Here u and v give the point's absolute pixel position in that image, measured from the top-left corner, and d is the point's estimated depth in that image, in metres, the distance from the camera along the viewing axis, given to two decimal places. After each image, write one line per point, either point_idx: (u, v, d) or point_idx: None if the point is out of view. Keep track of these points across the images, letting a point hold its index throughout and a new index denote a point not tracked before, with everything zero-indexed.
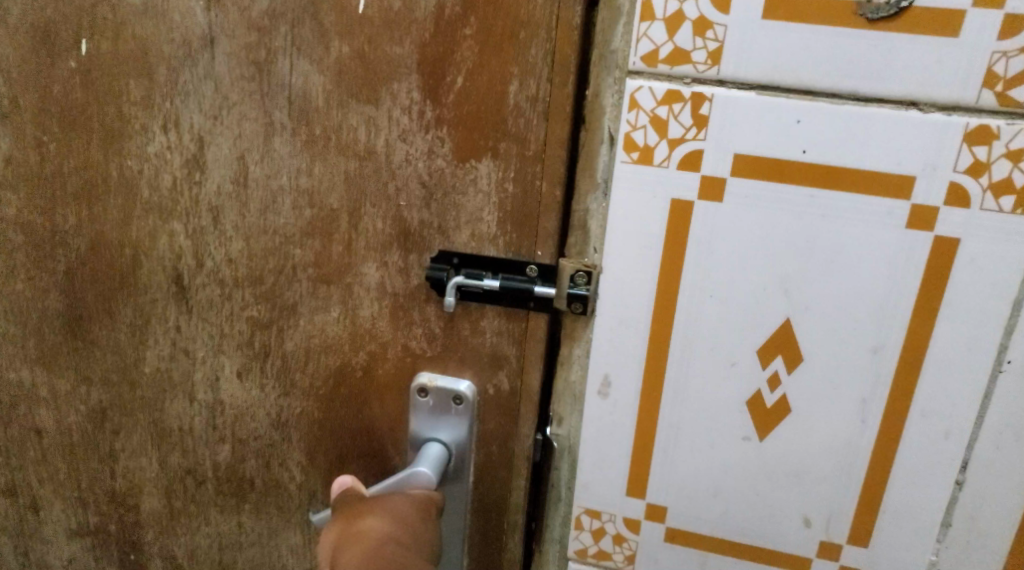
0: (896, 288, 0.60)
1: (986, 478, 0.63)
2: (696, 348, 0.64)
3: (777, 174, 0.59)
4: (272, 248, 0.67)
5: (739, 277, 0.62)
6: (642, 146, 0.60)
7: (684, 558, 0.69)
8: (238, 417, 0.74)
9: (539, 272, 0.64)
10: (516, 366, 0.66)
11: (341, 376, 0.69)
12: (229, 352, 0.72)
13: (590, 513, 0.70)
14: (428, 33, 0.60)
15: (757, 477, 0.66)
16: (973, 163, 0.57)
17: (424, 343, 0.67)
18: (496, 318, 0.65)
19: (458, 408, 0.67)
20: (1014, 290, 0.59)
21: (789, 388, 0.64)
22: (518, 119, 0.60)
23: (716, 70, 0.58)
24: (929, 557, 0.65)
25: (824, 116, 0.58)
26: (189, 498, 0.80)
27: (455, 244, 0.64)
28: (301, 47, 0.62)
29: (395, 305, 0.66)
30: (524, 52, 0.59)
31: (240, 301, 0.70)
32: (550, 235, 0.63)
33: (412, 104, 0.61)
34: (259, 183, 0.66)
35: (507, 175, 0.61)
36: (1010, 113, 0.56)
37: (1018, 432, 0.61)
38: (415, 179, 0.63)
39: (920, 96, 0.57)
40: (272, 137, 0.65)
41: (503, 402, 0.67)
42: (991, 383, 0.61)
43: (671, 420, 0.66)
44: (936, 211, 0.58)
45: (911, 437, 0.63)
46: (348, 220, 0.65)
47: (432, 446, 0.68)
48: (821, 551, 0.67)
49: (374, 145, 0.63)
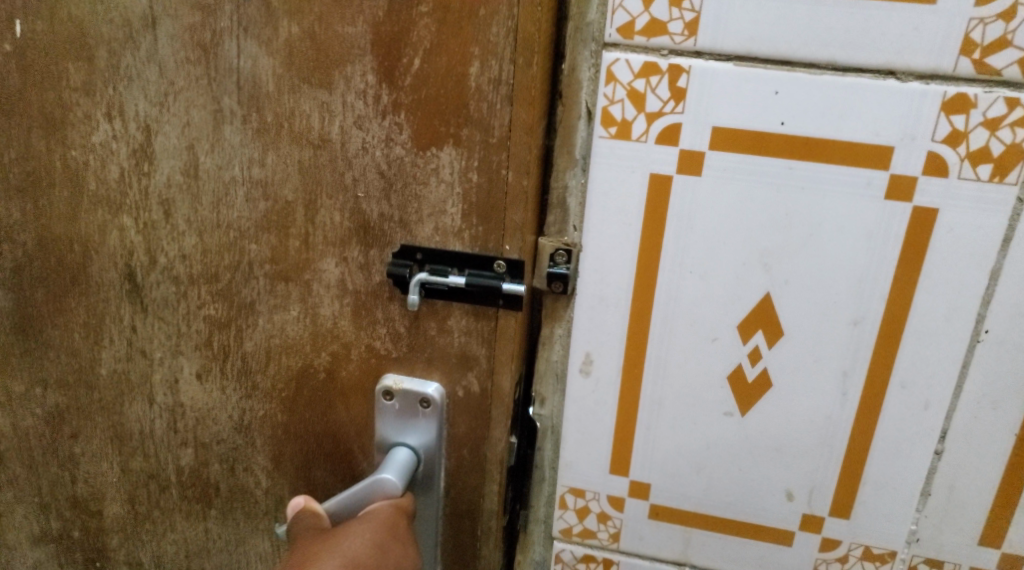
0: (876, 261, 0.59)
1: (965, 449, 0.62)
2: (676, 324, 0.63)
3: (756, 146, 0.58)
4: (226, 244, 0.63)
5: (720, 252, 0.61)
6: (620, 121, 0.59)
7: (669, 535, 0.69)
8: (200, 420, 0.71)
9: (507, 267, 0.59)
10: (486, 367, 0.61)
11: (303, 378, 0.65)
12: (188, 353, 0.68)
13: (574, 493, 0.69)
14: (381, 11, 0.54)
15: (740, 452, 0.65)
16: (951, 133, 0.56)
17: (388, 343, 0.62)
18: (463, 317, 0.60)
19: (425, 411, 0.63)
20: (991, 259, 0.58)
21: (770, 362, 0.63)
22: (480, 103, 0.55)
23: (693, 42, 0.57)
24: (910, 527, 0.65)
25: (802, 86, 0.57)
26: (153, 504, 0.76)
27: (419, 238, 0.59)
28: (248, 28, 0.57)
29: (357, 304, 0.62)
30: (485, 31, 0.54)
31: (196, 299, 0.66)
32: (518, 228, 0.58)
33: (368, 88, 0.56)
34: (210, 174, 0.62)
35: (470, 165, 0.56)
36: (987, 81, 0.55)
37: (996, 400, 0.61)
38: (372, 169, 0.58)
39: (898, 64, 0.55)
40: (221, 124, 0.60)
41: (474, 405, 0.63)
42: (969, 352, 0.60)
43: (652, 398, 0.65)
44: (914, 180, 0.57)
45: (892, 408, 0.62)
46: (304, 213, 0.60)
47: (398, 452, 0.63)
48: (804, 524, 0.66)
49: (329, 132, 0.58)
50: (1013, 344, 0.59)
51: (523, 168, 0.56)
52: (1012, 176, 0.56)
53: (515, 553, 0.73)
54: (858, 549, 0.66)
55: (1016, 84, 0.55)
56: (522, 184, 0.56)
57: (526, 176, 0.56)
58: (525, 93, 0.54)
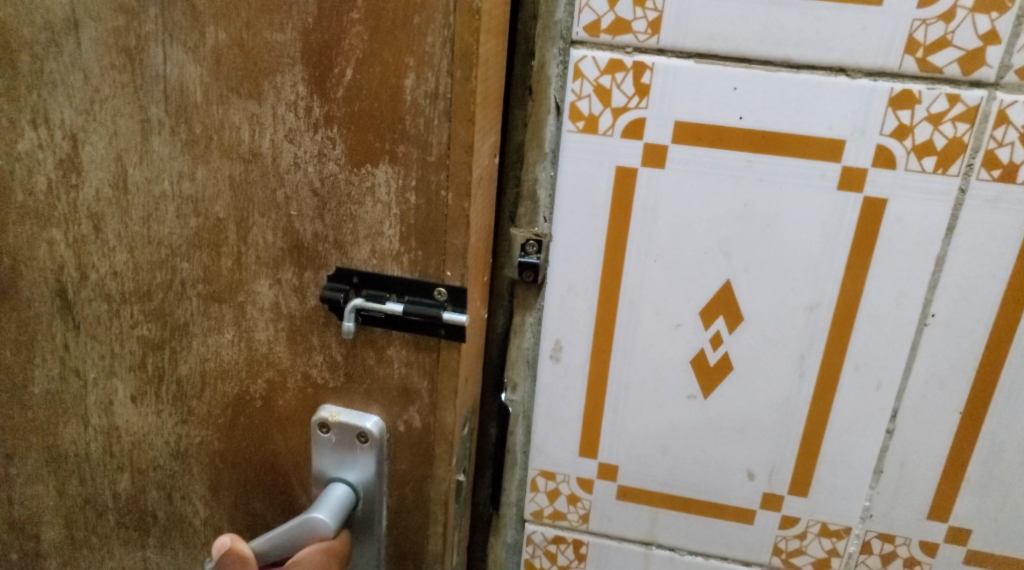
0: (830, 249, 0.60)
1: (915, 427, 0.63)
2: (641, 311, 0.63)
3: (716, 140, 0.59)
4: (158, 261, 0.59)
5: (682, 240, 0.61)
6: (587, 115, 0.60)
7: (635, 515, 0.69)
8: (136, 445, 0.67)
9: (449, 296, 0.53)
10: (429, 402, 0.56)
11: (240, 406, 0.60)
12: (122, 375, 0.64)
13: (544, 476, 0.69)
14: (311, 17, 0.49)
15: (705, 433, 0.65)
16: (898, 127, 0.57)
17: (326, 373, 0.57)
18: (404, 345, 0.55)
19: (363, 446, 0.57)
20: (937, 246, 0.59)
21: (732, 347, 0.63)
22: (417, 119, 0.50)
23: (656, 40, 0.58)
24: (863, 503, 0.65)
25: (759, 84, 0.57)
26: (90, 530, 0.71)
27: (355, 261, 0.54)
28: (173, 33, 0.52)
29: (292, 329, 0.56)
30: (419, 40, 0.49)
31: (129, 318, 0.62)
32: (459, 252, 0.52)
33: (299, 99, 0.51)
34: (139, 187, 0.58)
35: (407, 184, 0.52)
36: (930, 78, 0.56)
37: (942, 380, 0.61)
38: (305, 187, 0.53)
39: (849, 61, 0.56)
40: (150, 135, 0.56)
41: (416, 441, 0.57)
42: (918, 335, 0.61)
43: (620, 382, 0.65)
44: (865, 172, 0.58)
45: (848, 391, 0.63)
46: (236, 232, 0.55)
47: (335, 488, 0.57)
48: (764, 503, 0.66)
49: (259, 145, 0.53)
50: (959, 327, 0.60)
51: (466, 191, 0.51)
52: (955, 168, 0.57)
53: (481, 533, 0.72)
54: (816, 525, 0.66)
55: (958, 81, 0.56)
56: (465, 208, 0.51)
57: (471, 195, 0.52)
58: (469, 120, 0.50)
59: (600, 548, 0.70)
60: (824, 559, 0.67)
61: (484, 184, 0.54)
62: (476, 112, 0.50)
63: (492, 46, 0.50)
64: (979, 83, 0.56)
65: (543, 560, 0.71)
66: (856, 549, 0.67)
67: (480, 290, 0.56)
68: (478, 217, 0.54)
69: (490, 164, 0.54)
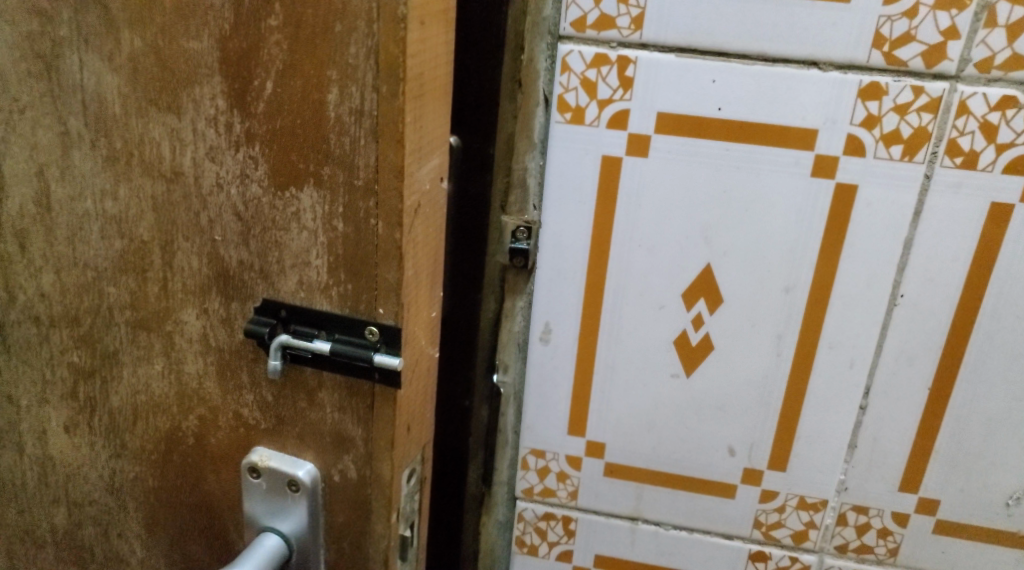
0: (804, 231, 0.56)
1: (888, 404, 0.59)
2: (625, 291, 0.59)
3: (695, 130, 0.56)
4: (85, 284, 0.54)
5: (665, 222, 0.57)
6: (574, 107, 0.57)
7: (622, 492, 0.64)
8: (70, 477, 0.61)
9: (383, 338, 0.47)
10: (364, 451, 0.49)
11: (173, 442, 0.55)
12: (55, 403, 0.60)
13: (535, 454, 0.64)
14: (229, 23, 0.44)
15: (689, 415, 0.61)
16: (867, 117, 0.54)
17: (257, 414, 0.51)
18: (335, 389, 0.48)
19: (295, 496, 0.50)
20: (905, 229, 0.56)
21: (713, 327, 0.59)
22: (342, 138, 0.44)
23: (639, 35, 0.55)
24: (838, 478, 0.61)
25: (739, 76, 0.54)
26: (30, 564, 0.66)
27: (282, 293, 0.48)
28: (88, 39, 0.48)
29: (221, 363, 0.51)
30: (343, 51, 0.43)
31: (59, 344, 0.57)
32: (392, 288, 0.46)
33: (219, 114, 0.46)
34: (63, 206, 0.53)
35: (329, 198, 0.45)
36: (895, 71, 0.53)
37: (913, 356, 0.58)
38: (229, 210, 0.47)
39: (820, 55, 0.53)
40: (71, 149, 0.51)
41: (352, 493, 0.50)
42: (887, 316, 0.57)
43: (607, 360, 0.61)
44: (836, 160, 0.55)
45: (822, 371, 0.59)
46: (161, 255, 0.50)
47: (264, 539, 0.51)
48: (745, 478, 0.62)
49: (181, 164, 0.47)
50: (929, 307, 0.57)
51: (399, 216, 0.45)
52: (920, 156, 0.54)
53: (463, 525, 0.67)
54: (794, 499, 0.62)
55: (922, 74, 0.53)
56: (407, 232, 0.45)
57: (413, 218, 0.45)
58: (399, 150, 0.44)
59: (589, 526, 0.65)
60: (802, 532, 0.63)
61: (433, 212, 0.47)
62: (413, 134, 0.44)
63: (431, 61, 0.44)
64: (940, 76, 0.53)
65: (533, 537, 0.66)
66: (832, 521, 0.62)
67: (432, 333, 0.50)
68: (422, 252, 0.47)
69: (439, 191, 0.47)
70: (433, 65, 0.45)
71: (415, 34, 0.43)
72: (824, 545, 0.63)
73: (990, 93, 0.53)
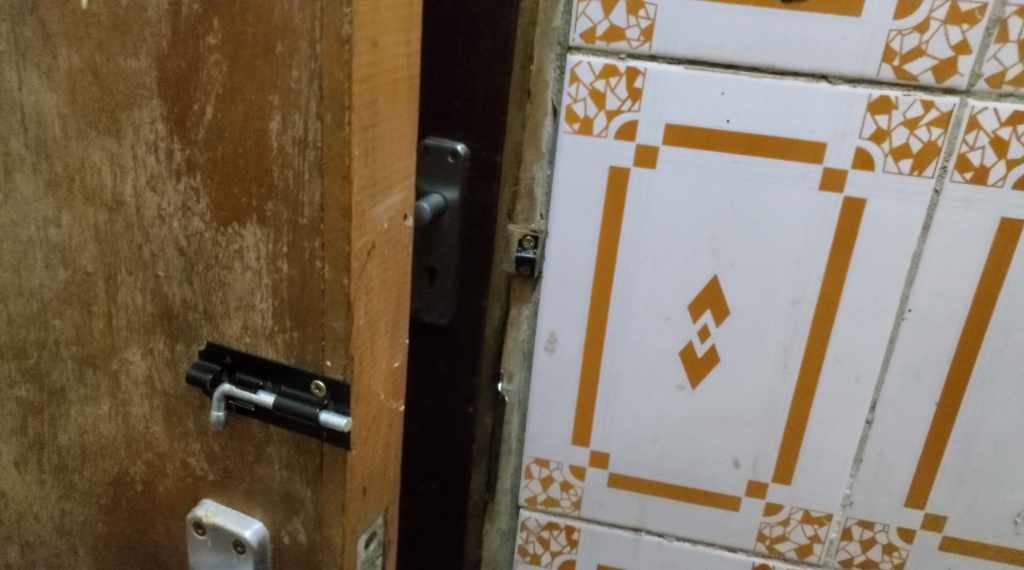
0: (811, 247, 0.52)
1: (896, 421, 0.55)
2: (628, 299, 0.55)
3: (703, 142, 0.51)
4: (31, 315, 0.50)
5: (671, 230, 0.53)
6: (583, 117, 0.52)
7: (626, 502, 0.60)
8: (22, 515, 0.57)
9: (332, 393, 0.41)
10: (314, 515, 0.44)
11: (121, 488, 0.51)
12: (4, 437, 0.56)
13: (539, 462, 0.60)
14: (166, 40, 0.40)
15: (695, 428, 0.57)
16: (876, 131, 0.50)
17: (205, 464, 0.46)
18: (284, 445, 0.43)
19: (241, 556, 0.46)
20: (913, 242, 0.51)
21: (719, 339, 0.55)
22: (285, 170, 0.39)
23: (649, 48, 0.51)
24: (844, 492, 0.57)
25: (749, 89, 0.50)
26: None
27: (227, 337, 0.43)
28: (26, 55, 0.44)
29: (167, 409, 0.47)
30: (284, 74, 0.38)
31: (6, 376, 0.53)
32: (340, 340, 0.40)
33: (159, 140, 0.42)
34: (7, 231, 0.49)
35: (267, 229, 0.40)
36: (905, 85, 0.49)
37: (919, 371, 0.53)
38: (171, 244, 0.43)
39: (830, 68, 0.49)
40: (12, 172, 0.47)
41: (301, 559, 0.45)
42: (894, 330, 0.53)
43: (611, 371, 0.57)
44: (844, 173, 0.51)
45: (828, 385, 0.55)
46: (106, 288, 0.46)
47: None
48: (749, 491, 0.58)
49: (122, 193, 0.44)
50: (937, 321, 0.52)
51: (350, 259, 0.39)
52: (929, 171, 0.50)
53: (464, 546, 0.62)
54: (799, 512, 0.58)
55: (932, 88, 0.49)
56: (360, 275, 0.39)
57: (370, 260, 0.40)
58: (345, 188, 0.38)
59: (592, 536, 0.61)
60: (807, 546, 0.58)
61: (397, 252, 0.41)
62: (367, 165, 0.38)
63: (389, 81, 0.38)
64: (951, 91, 0.49)
65: (536, 546, 0.62)
66: (836, 536, 0.58)
67: (398, 386, 0.44)
68: (381, 297, 0.41)
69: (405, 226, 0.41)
70: (394, 85, 0.38)
71: (365, 55, 0.37)
72: (829, 560, 0.59)
73: (1001, 108, 0.49)
